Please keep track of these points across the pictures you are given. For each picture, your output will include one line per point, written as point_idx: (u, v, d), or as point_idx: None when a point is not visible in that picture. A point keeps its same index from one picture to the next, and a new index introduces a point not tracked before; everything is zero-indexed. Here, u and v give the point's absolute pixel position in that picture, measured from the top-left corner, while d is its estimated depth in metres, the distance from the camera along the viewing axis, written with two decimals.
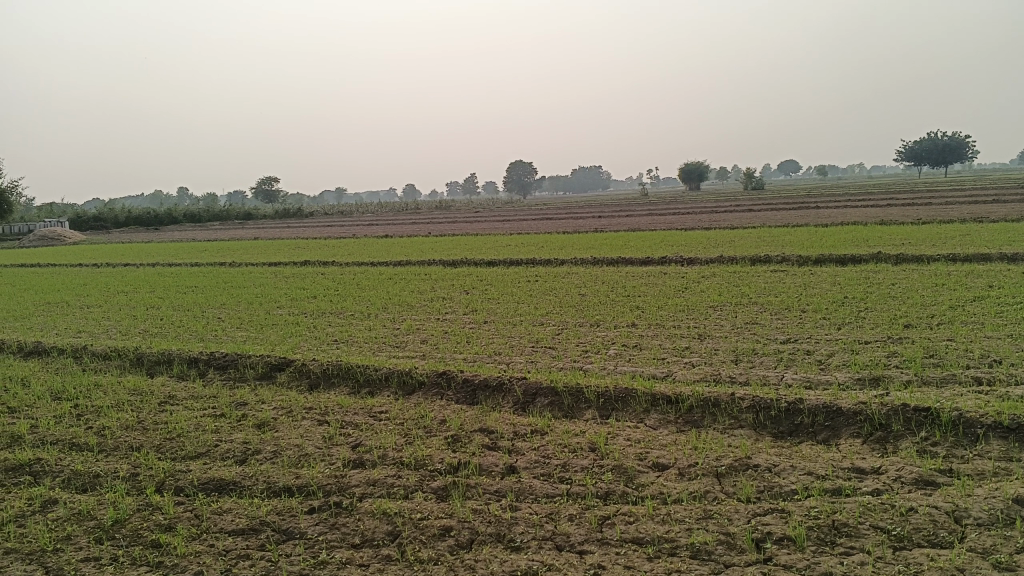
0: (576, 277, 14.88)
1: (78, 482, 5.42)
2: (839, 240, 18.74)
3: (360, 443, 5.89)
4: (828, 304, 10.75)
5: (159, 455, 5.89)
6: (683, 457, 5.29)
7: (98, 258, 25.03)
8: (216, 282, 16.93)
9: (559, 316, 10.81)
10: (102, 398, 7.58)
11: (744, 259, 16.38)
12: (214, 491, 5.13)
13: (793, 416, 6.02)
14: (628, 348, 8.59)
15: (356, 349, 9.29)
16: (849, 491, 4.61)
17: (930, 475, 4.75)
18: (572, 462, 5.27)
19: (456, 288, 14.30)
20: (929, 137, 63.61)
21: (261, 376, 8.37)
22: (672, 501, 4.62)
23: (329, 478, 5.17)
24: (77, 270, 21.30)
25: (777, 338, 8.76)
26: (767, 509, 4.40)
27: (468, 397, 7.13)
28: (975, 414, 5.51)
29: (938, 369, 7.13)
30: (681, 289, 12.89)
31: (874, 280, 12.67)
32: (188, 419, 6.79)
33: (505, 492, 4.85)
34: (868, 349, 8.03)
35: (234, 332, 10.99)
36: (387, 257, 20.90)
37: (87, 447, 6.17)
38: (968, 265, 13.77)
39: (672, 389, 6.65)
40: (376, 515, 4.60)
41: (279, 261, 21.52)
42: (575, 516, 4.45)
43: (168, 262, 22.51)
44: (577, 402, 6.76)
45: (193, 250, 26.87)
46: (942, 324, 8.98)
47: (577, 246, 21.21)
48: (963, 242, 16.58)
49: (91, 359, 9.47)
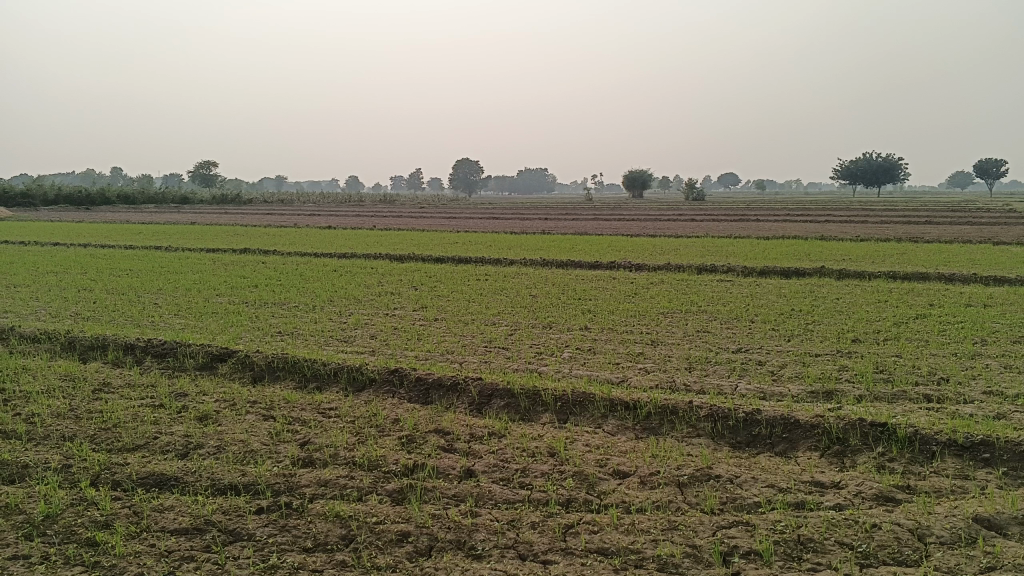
0: (525, 277, 14.79)
1: (4, 472, 5.07)
2: (781, 253, 19.08)
3: (309, 441, 5.66)
4: (777, 316, 10.84)
5: (94, 446, 5.57)
6: (644, 465, 5.20)
7: (27, 235, 23.95)
8: (152, 267, 16.34)
9: (511, 317, 10.66)
10: (31, 383, 7.17)
11: (691, 268, 16.51)
12: (153, 487, 4.85)
13: (751, 427, 5.99)
14: (581, 352, 8.50)
15: (302, 342, 9.01)
16: (812, 505, 4.58)
17: (890, 491, 4.76)
18: (531, 467, 5.14)
19: (404, 283, 14.05)
20: (864, 157, 65.45)
21: (202, 366, 8.03)
22: (636, 510, 4.53)
23: (277, 477, 4.93)
24: (3, 248, 20.34)
25: (729, 347, 8.78)
26: (732, 521, 4.34)
27: (421, 396, 6.93)
28: (930, 431, 5.54)
29: (888, 384, 7.20)
30: (631, 294, 12.90)
31: (819, 294, 12.86)
32: (125, 408, 6.45)
33: (463, 497, 4.70)
34: (819, 361, 8.09)
35: (172, 319, 10.57)
36: (332, 249, 20.48)
37: (15, 435, 5.79)
38: (908, 283, 14.10)
39: (630, 395, 6.56)
40: (328, 518, 4.39)
41: (217, 247, 20.93)
42: (537, 524, 4.32)
43: (101, 243, 21.69)
44: (533, 405, 6.63)
45: (126, 232, 25.90)
46: (889, 340, 9.12)
47: (524, 247, 21.13)
48: (901, 260, 17.00)
49: (19, 341, 8.97)
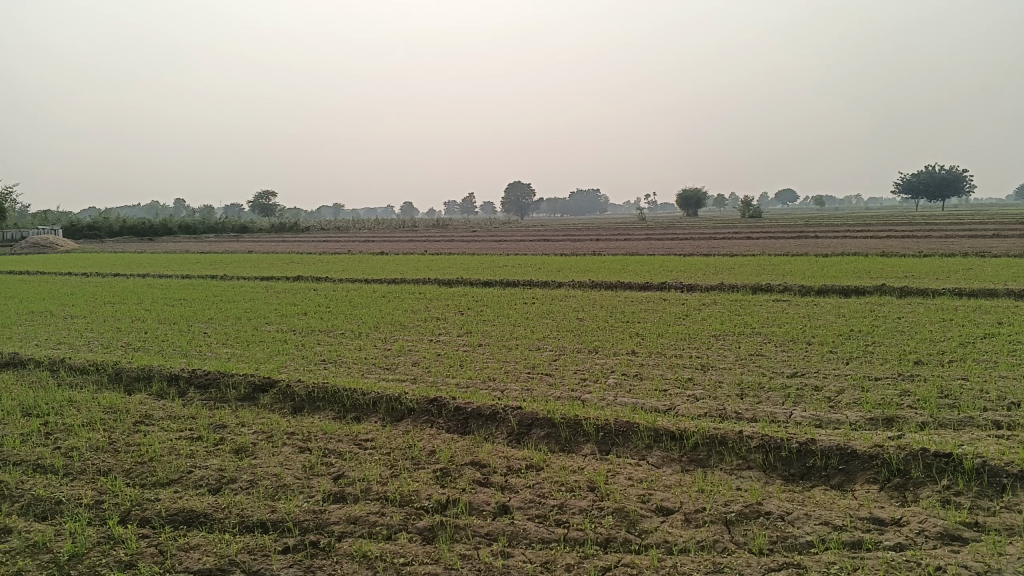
0: (573, 301, 14.57)
1: (37, 509, 5.03)
2: (840, 270, 18.52)
3: (343, 474, 5.53)
4: (835, 337, 10.39)
5: (128, 481, 5.52)
6: (689, 501, 4.93)
7: (90, 267, 24.63)
8: (206, 296, 16.55)
9: (556, 342, 10.43)
10: (75, 415, 7.20)
11: (746, 288, 16.07)
12: (182, 525, 4.75)
13: (805, 458, 5.67)
14: (628, 378, 8.24)
15: (344, 370, 8.94)
16: (871, 545, 4.25)
17: (956, 529, 4.40)
18: (569, 502, 4.91)
19: (451, 308, 13.96)
20: (926, 170, 63.57)
21: (244, 397, 7.99)
22: (678, 550, 4.27)
23: (307, 513, 4.79)
24: (66, 279, 20.89)
25: (784, 372, 8.41)
26: (782, 563, 4.05)
27: (460, 427, 6.76)
28: (1000, 462, 5.16)
29: (953, 411, 6.77)
30: (682, 316, 12.56)
31: (879, 313, 12.35)
32: (163, 441, 6.41)
33: (496, 535, 4.50)
34: (879, 386, 7.69)
35: (220, 349, 10.61)
36: (383, 275, 20.55)
37: (52, 469, 5.78)
38: (974, 301, 13.46)
39: (676, 424, 6.28)
40: (355, 558, 4.24)
41: (271, 275, 21.20)
42: (572, 566, 4.09)
43: (160, 273, 22.19)
44: (575, 435, 6.39)
45: (185, 262, 26.43)
46: (954, 362, 8.64)
47: (574, 269, 20.92)
48: (967, 276, 16.30)
49: (68, 373, 9.07)
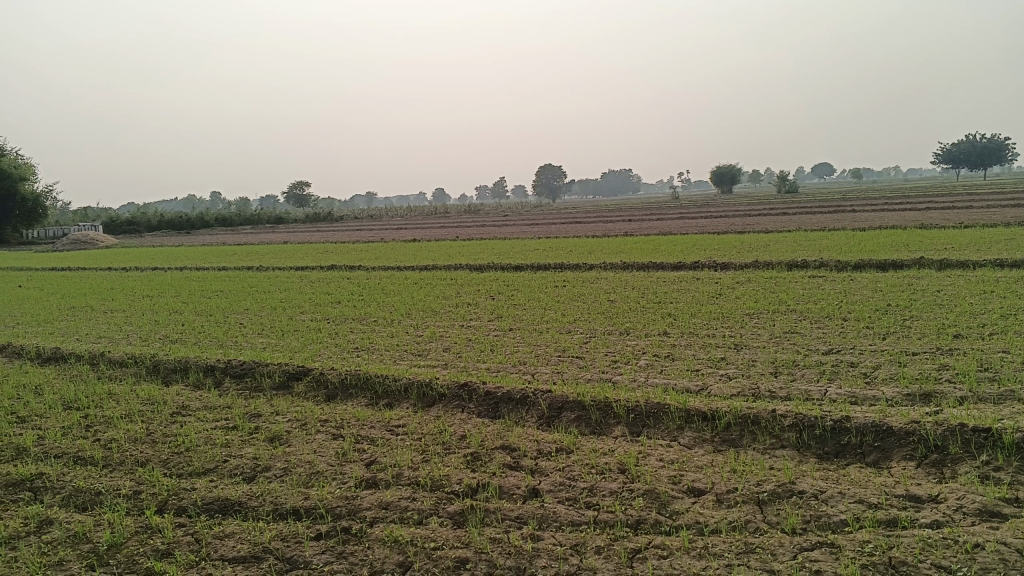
0: (605, 282, 14.50)
1: (77, 500, 5.14)
2: (877, 244, 18.21)
3: (376, 460, 5.57)
4: (871, 312, 10.21)
5: (165, 471, 5.62)
6: (721, 481, 4.89)
7: (129, 261, 25.04)
8: (241, 287, 16.74)
9: (587, 324, 10.39)
10: (114, 407, 7.34)
11: (780, 264, 15.86)
12: (217, 513, 4.82)
13: (839, 436, 5.59)
14: (659, 358, 8.19)
15: (376, 357, 9.00)
16: (906, 523, 4.18)
17: (996, 505, 4.31)
18: (600, 485, 4.89)
19: (483, 293, 13.97)
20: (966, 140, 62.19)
21: (278, 386, 8.08)
22: (710, 531, 4.24)
23: (339, 500, 4.83)
24: (106, 274, 21.26)
25: (818, 349, 8.29)
26: (815, 543, 4.01)
27: (490, 411, 6.77)
28: None
29: (994, 384, 6.61)
30: (714, 295, 12.44)
31: (918, 286, 12.11)
32: (199, 431, 6.51)
33: (526, 519, 4.50)
34: (916, 361, 7.54)
35: (255, 339, 10.73)
36: (416, 261, 20.60)
37: (93, 461, 5.90)
38: (1016, 271, 13.16)
39: (708, 404, 6.22)
40: (386, 543, 4.27)
41: (305, 265, 21.36)
42: (602, 549, 4.08)
43: (197, 266, 22.48)
44: (605, 417, 6.37)
45: (222, 254, 26.72)
46: (995, 335, 8.44)
47: (606, 251, 20.81)
48: (1010, 247, 15.90)
49: (108, 366, 9.24)
